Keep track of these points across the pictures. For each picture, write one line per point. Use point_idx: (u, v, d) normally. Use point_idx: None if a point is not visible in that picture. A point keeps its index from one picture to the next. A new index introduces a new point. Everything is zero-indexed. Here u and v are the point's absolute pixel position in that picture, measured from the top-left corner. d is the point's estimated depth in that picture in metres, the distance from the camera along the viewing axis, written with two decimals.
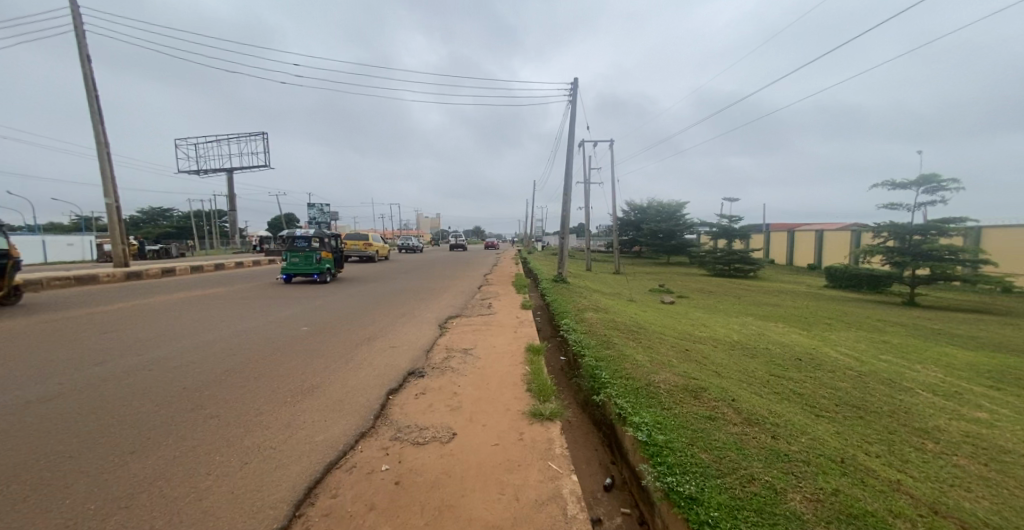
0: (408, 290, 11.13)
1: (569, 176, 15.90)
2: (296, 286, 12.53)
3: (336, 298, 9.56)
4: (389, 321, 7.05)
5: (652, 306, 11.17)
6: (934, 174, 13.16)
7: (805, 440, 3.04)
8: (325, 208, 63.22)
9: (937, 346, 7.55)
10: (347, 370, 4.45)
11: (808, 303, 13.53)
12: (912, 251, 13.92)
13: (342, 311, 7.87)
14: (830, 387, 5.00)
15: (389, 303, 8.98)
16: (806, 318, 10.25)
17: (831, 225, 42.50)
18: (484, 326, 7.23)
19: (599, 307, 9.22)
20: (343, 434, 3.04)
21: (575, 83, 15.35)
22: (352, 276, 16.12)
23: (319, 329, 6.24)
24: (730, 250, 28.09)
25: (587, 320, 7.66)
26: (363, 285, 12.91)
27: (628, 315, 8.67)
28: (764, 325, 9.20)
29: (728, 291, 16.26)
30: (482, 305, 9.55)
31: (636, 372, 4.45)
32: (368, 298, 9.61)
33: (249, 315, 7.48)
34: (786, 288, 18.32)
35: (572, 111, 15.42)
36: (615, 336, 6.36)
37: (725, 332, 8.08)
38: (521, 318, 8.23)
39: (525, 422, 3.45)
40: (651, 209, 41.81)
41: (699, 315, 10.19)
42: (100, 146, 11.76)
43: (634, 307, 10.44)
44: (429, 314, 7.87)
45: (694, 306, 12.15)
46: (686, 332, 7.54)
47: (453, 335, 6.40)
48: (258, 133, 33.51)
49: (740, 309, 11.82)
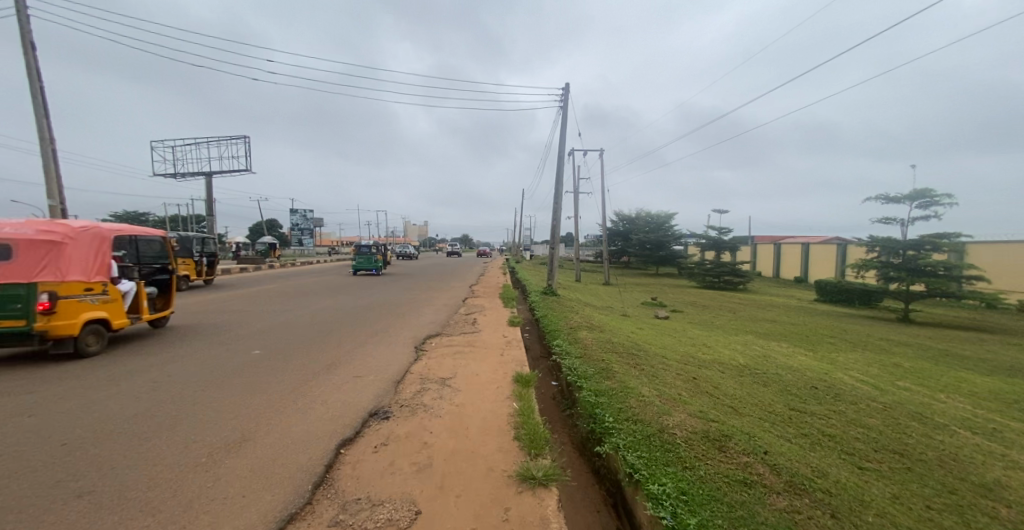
0: (386, 304, 10.26)
1: (558, 184, 15.32)
2: (263, 299, 11.49)
3: (304, 313, 8.65)
4: (359, 343, 6.21)
5: (648, 322, 10.51)
6: (929, 189, 12.99)
7: (871, 519, 2.37)
8: (308, 215, 61.59)
9: (952, 370, 7.06)
10: (296, 411, 3.63)
11: (805, 319, 13.08)
12: (906, 267, 13.72)
13: (307, 330, 6.99)
14: (859, 425, 4.39)
15: (363, 319, 8.13)
16: (808, 337, 9.73)
17: (815, 238, 43.04)
18: (466, 348, 6.45)
19: (593, 325, 8.54)
20: (264, 517, 2.20)
21: (566, 88, 14.85)
22: (328, 287, 15.09)
23: (275, 355, 5.38)
24: (719, 262, 27.91)
25: (581, 341, 6.94)
26: (338, 297, 11.95)
27: (624, 334, 7.99)
28: (767, 345, 8.61)
29: (722, 306, 15.75)
30: (466, 322, 8.76)
31: (644, 413, 3.73)
32: (339, 314, 8.72)
33: (197, 335, 6.52)
34: (779, 302, 17.98)
35: (563, 118, 14.87)
36: (614, 361, 5.66)
37: (728, 354, 7.46)
38: (508, 337, 7.47)
39: (511, 489, 2.69)
40: (640, 220, 41.69)
41: (698, 333, 9.56)
42: (43, 143, 10.65)
43: (628, 324, 9.76)
44: (406, 333, 7.06)
45: (691, 322, 11.54)
46: (689, 355, 6.90)
47: (431, 360, 5.63)
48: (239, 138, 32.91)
49: (738, 325, 11.29)
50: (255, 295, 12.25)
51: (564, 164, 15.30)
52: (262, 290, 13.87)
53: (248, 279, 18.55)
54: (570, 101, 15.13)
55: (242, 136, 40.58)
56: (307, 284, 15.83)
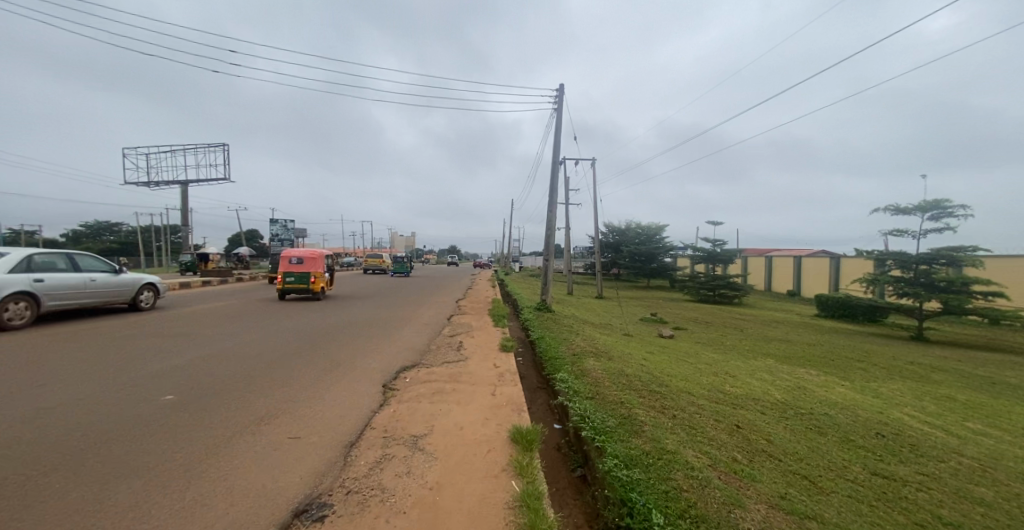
0: (357, 325, 8.95)
1: (553, 193, 14.27)
2: (217, 316, 10.02)
3: (256, 338, 7.28)
4: (313, 380, 4.91)
5: (656, 345, 9.33)
6: (943, 200, 12.41)
7: None
8: (289, 226, 59.63)
9: (1015, 405, 6.12)
10: (173, 514, 2.31)
11: (818, 339, 12.16)
12: (920, 282, 13.04)
13: (251, 360, 5.64)
14: (973, 502, 3.28)
15: (326, 345, 6.81)
16: (835, 361, 8.73)
17: (801, 252, 43.40)
18: (448, 386, 5.19)
19: (597, 349, 7.37)
20: None
21: (562, 89, 13.92)
22: (298, 303, 13.56)
23: (191, 402, 4.02)
24: (714, 275, 27.20)
25: (588, 372, 5.73)
26: (306, 315, 10.55)
27: (635, 361, 6.82)
28: (796, 372, 7.55)
29: (726, 323, 14.75)
30: (451, 346, 7.51)
31: (705, 504, 2.54)
32: (297, 338, 7.35)
33: (104, 366, 5.10)
34: (783, 319, 17.16)
35: (557, 120, 13.88)
36: (636, 405, 4.46)
37: (759, 385, 6.34)
38: (499, 367, 6.25)
39: None
40: (631, 232, 40.97)
41: (714, 357, 8.45)
42: None
43: (635, 346, 8.60)
44: (376, 365, 5.77)
45: (701, 344, 10.43)
46: (716, 389, 5.78)
47: (402, 405, 4.37)
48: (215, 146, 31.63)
49: (752, 347, 10.26)
50: (210, 312, 10.76)
51: (558, 170, 14.25)
52: (221, 304, 12.36)
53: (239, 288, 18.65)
54: (564, 104, 14.22)
55: (219, 143, 38.84)
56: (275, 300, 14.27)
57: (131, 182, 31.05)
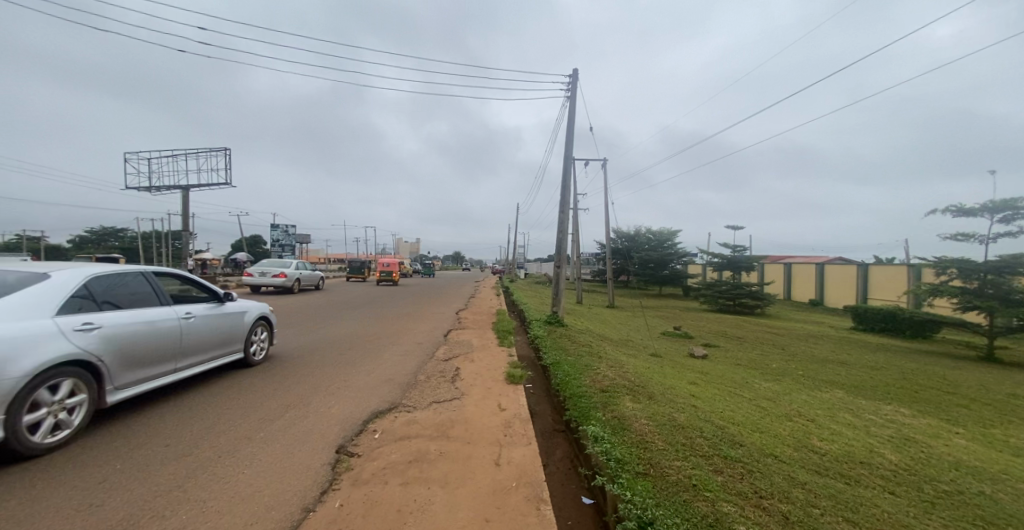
0: (333, 345, 7.47)
1: (566, 191, 12.75)
2: None
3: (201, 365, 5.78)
4: (238, 439, 3.37)
5: (695, 370, 7.67)
6: (1017, 198, 10.81)
7: None
8: (291, 232, 58.90)
9: None
10: None
11: (876, 359, 10.46)
12: (990, 294, 11.33)
13: (171, 404, 4.14)
14: None
15: (284, 377, 5.30)
16: (919, 394, 7.08)
17: (817, 258, 41.76)
18: (435, 447, 3.63)
19: (628, 379, 5.77)
20: None
21: (576, 74, 12.43)
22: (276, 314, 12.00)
23: (18, 493, 2.49)
24: (735, 283, 25.47)
25: (629, 421, 4.14)
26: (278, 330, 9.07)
27: (684, 397, 5.24)
28: (887, 413, 5.89)
29: (761, 339, 13.02)
30: (443, 375, 5.96)
31: None
32: (251, 364, 5.86)
33: None
34: (820, 333, 15.45)
35: (570, 108, 12.35)
36: (721, 497, 2.85)
37: (856, 437, 4.72)
38: (504, 410, 4.67)
39: None
40: (642, 238, 39.25)
41: (773, 389, 6.78)
42: None
43: (672, 372, 7.04)
44: (338, 410, 4.22)
45: (744, 368, 8.76)
46: (805, 448, 4.16)
47: (358, 495, 2.78)
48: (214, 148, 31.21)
49: (806, 372, 8.63)
50: None
51: (570, 165, 12.73)
52: None
53: None
54: (578, 90, 12.72)
55: (221, 148, 38.17)
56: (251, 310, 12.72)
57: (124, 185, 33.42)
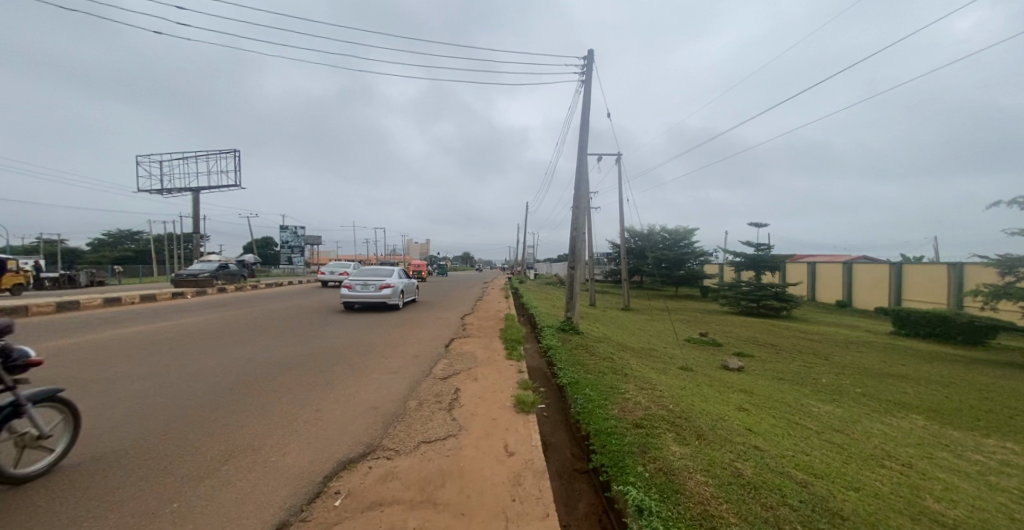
0: (317, 360, 6.53)
1: (581, 184, 11.64)
2: (143, 341, 7.70)
3: (153, 387, 4.87)
4: (137, 515, 2.39)
5: (737, 390, 6.50)
6: None
7: None
8: (300, 233, 58.73)
9: None
10: None
11: (938, 371, 9.13)
12: None
13: (83, 449, 3.19)
14: None
15: (244, 405, 4.36)
16: (1018, 421, 5.77)
17: (841, 257, 39.66)
18: (413, 522, 2.58)
19: (666, 408, 4.65)
20: None
21: (591, 55, 11.32)
22: (267, 320, 11.11)
23: None
24: (758, 284, 24.09)
25: (681, 479, 3.04)
26: (262, 342, 8.18)
27: (740, 434, 4.11)
28: (991, 450, 4.66)
29: (797, 347, 11.72)
30: (439, 401, 4.96)
31: None
32: (218, 385, 5.01)
33: None
34: (861, 340, 14.04)
35: (584, 93, 11.25)
36: None
37: (979, 495, 3.50)
38: (512, 456, 3.62)
39: None
40: (656, 237, 37.76)
41: (837, 415, 5.59)
42: None
43: (711, 393, 5.92)
44: (297, 460, 3.24)
45: (789, 384, 7.57)
46: (923, 517, 3.00)
47: None
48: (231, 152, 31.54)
49: (865, 389, 7.36)
50: (144, 334, 8.49)
51: (584, 156, 11.61)
52: (174, 322, 10.10)
53: (224, 297, 16.58)
54: (594, 73, 11.60)
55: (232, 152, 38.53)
56: (240, 315, 11.89)
57: (140, 191, 35.76)
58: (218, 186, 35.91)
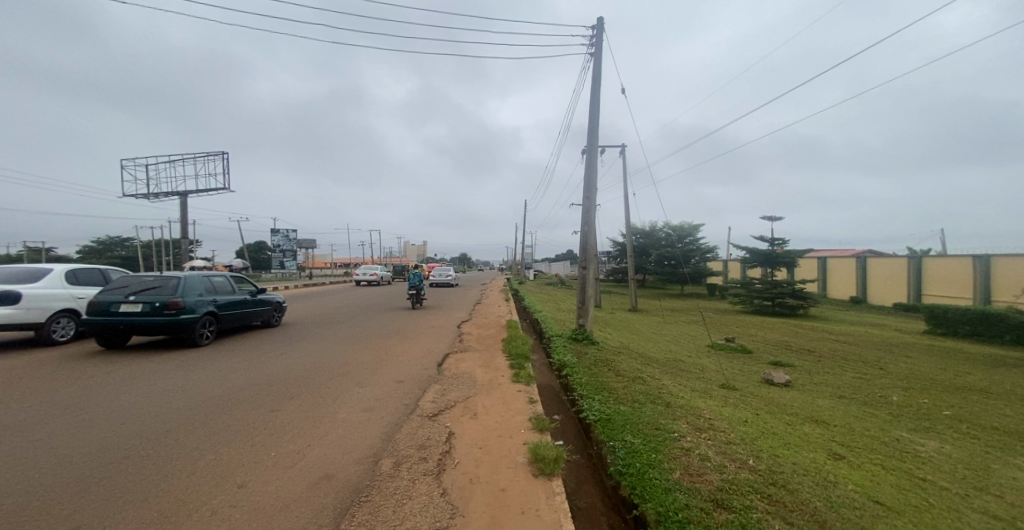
0: (270, 394, 5.08)
1: (592, 170, 10.21)
2: (60, 369, 6.19)
3: (14, 446, 3.39)
4: None
5: (805, 420, 5.12)
6: None
7: None
8: (292, 236, 57.01)
9: None
10: None
11: (1017, 382, 7.78)
12: None
13: None
14: None
15: (130, 484, 2.90)
16: None
17: (849, 253, 38.39)
18: None
19: (747, 467, 3.23)
20: None
21: (600, 23, 9.97)
22: (233, 334, 9.61)
23: None
24: (775, 282, 22.74)
25: None
26: (214, 366, 6.73)
27: (881, 518, 2.67)
28: None
29: (837, 353, 10.38)
30: (423, 460, 3.51)
31: None
32: (117, 444, 3.55)
33: None
34: (901, 342, 12.71)
35: (593, 70, 9.89)
36: None
37: None
38: None
39: None
40: (660, 234, 36.42)
41: (959, 457, 4.20)
42: None
43: (784, 429, 4.53)
44: None
45: (859, 406, 6.21)
46: None
47: None
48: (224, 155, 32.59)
49: (957, 410, 5.97)
50: (73, 358, 7.01)
51: (594, 141, 10.25)
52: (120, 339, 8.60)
53: None
54: (603, 47, 10.24)
55: (222, 155, 38.09)
56: None
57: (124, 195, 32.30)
58: (211, 190, 32.99)
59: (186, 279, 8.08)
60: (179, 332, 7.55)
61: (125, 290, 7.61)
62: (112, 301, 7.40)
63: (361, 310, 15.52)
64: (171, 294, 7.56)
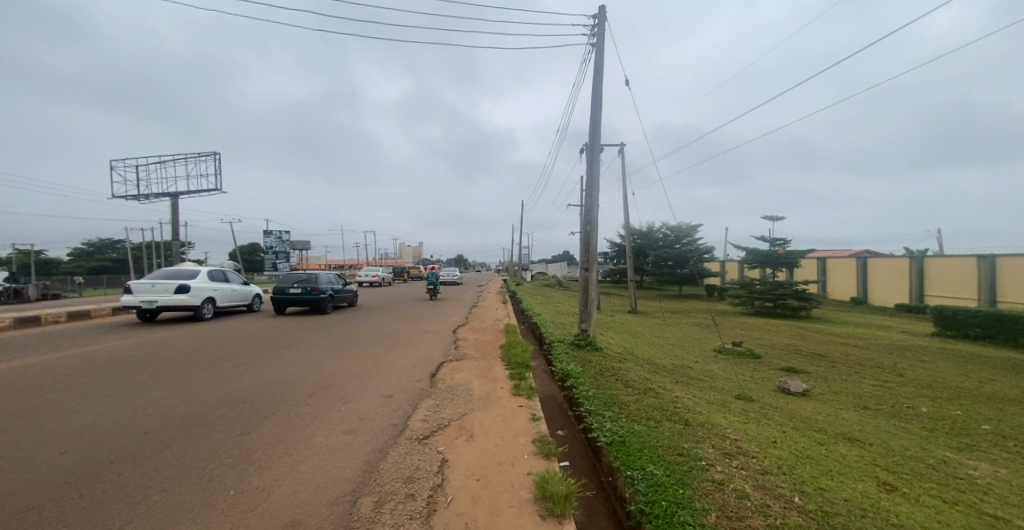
0: (241, 413, 4.47)
1: (596, 166, 9.71)
2: (12, 379, 5.58)
3: None
4: None
5: (837, 439, 4.63)
6: None
7: None
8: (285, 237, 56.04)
9: None
10: None
11: None
12: None
13: None
14: None
15: None
16: None
17: (847, 253, 38.22)
18: None
19: (795, 508, 2.72)
20: None
21: (603, 10, 9.52)
22: (212, 340, 9.03)
23: None
24: (779, 283, 22.32)
25: None
26: (186, 376, 6.15)
27: None
28: None
29: (850, 358, 9.91)
30: (411, 499, 2.97)
31: None
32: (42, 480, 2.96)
33: None
34: (912, 345, 12.35)
35: (596, 61, 9.44)
36: None
37: None
38: None
39: None
40: (658, 235, 36.06)
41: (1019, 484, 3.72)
42: None
43: (820, 452, 4.03)
44: None
45: (888, 419, 5.74)
46: None
47: None
48: (218, 155, 30.43)
49: (995, 424, 5.53)
50: (31, 366, 6.38)
51: (597, 137, 9.78)
52: (89, 346, 7.97)
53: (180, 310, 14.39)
54: (605, 38, 9.79)
55: (214, 154, 37.30)
56: (185, 333, 9.85)
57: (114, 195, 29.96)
58: (201, 193, 30.32)
59: (318, 276, 15.00)
60: (312, 306, 14.18)
61: (289, 283, 14.56)
62: (286, 287, 14.43)
63: (353, 313, 14.91)
64: (310, 286, 14.32)
